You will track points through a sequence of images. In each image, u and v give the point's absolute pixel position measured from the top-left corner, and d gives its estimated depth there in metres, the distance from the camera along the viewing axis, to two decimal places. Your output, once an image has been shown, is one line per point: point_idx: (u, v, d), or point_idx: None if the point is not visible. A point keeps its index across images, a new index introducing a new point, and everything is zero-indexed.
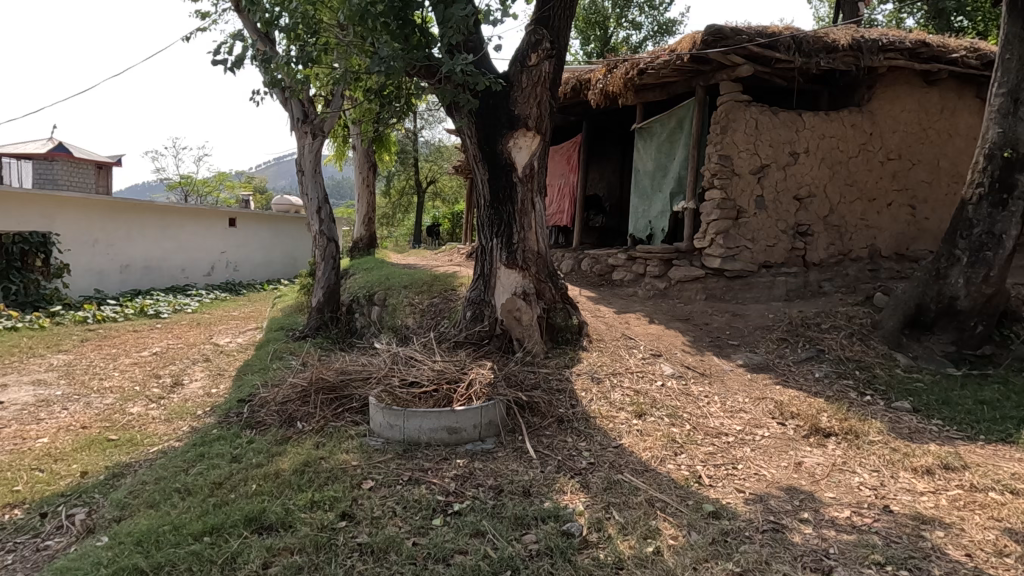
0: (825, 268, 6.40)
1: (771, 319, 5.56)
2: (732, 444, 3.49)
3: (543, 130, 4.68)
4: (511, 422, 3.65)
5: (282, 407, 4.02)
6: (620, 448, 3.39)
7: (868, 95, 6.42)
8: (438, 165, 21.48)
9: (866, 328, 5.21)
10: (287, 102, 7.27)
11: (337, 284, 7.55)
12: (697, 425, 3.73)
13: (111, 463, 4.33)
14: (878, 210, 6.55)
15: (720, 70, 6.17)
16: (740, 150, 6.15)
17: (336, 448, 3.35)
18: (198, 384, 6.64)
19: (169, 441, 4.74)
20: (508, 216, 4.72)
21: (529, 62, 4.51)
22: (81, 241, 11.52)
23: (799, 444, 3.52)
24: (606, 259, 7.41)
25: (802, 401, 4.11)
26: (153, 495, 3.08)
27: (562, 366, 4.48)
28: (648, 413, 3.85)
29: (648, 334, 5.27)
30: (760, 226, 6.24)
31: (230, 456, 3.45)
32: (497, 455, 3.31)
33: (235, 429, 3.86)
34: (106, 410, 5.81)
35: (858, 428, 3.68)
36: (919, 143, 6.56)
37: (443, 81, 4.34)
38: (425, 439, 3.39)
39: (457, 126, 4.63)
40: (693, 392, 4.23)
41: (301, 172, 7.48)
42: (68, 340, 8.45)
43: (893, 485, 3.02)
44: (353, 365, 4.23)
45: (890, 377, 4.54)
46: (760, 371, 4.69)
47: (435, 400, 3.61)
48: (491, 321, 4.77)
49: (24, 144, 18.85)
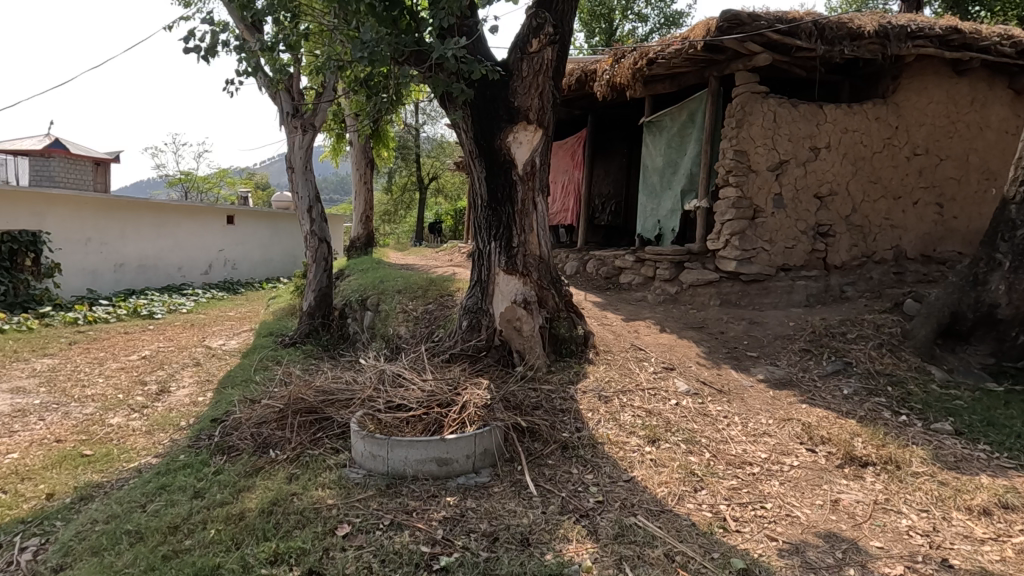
0: (847, 271, 6.00)
1: (792, 327, 5.15)
2: (758, 477, 3.09)
3: (546, 123, 4.27)
4: (508, 450, 3.27)
5: (257, 429, 3.63)
6: (633, 483, 3.00)
7: (893, 87, 5.99)
8: (441, 161, 21.00)
9: (896, 338, 4.81)
10: (275, 95, 6.87)
11: (330, 286, 7.20)
12: (717, 453, 3.33)
13: (80, 484, 3.94)
14: (904, 209, 6.13)
15: (735, 60, 5.78)
16: (758, 145, 5.75)
17: (310, 483, 2.97)
18: (185, 392, 6.25)
19: (145, 458, 4.35)
20: (507, 217, 4.33)
21: (530, 48, 4.10)
22: (72, 239, 11.14)
23: (834, 477, 3.13)
24: (611, 261, 7.02)
25: (832, 423, 3.71)
26: (100, 539, 2.70)
27: (566, 382, 4.09)
28: (662, 438, 3.45)
29: (659, 344, 4.88)
30: (779, 226, 5.83)
31: (193, 490, 3.07)
32: (492, 491, 2.93)
33: (204, 456, 3.48)
34: (85, 421, 5.42)
35: (899, 456, 3.28)
36: (947, 138, 6.12)
37: (435, 69, 3.95)
38: (411, 473, 3.01)
39: (451, 119, 4.23)
40: (711, 413, 3.83)
41: (290, 169, 7.09)
42: (55, 343, 8.08)
43: (948, 531, 2.63)
44: (336, 383, 3.84)
45: (927, 395, 4.12)
46: (783, 387, 4.29)
47: (423, 425, 3.21)
48: (489, 332, 4.37)
49: (20, 140, 18.48)
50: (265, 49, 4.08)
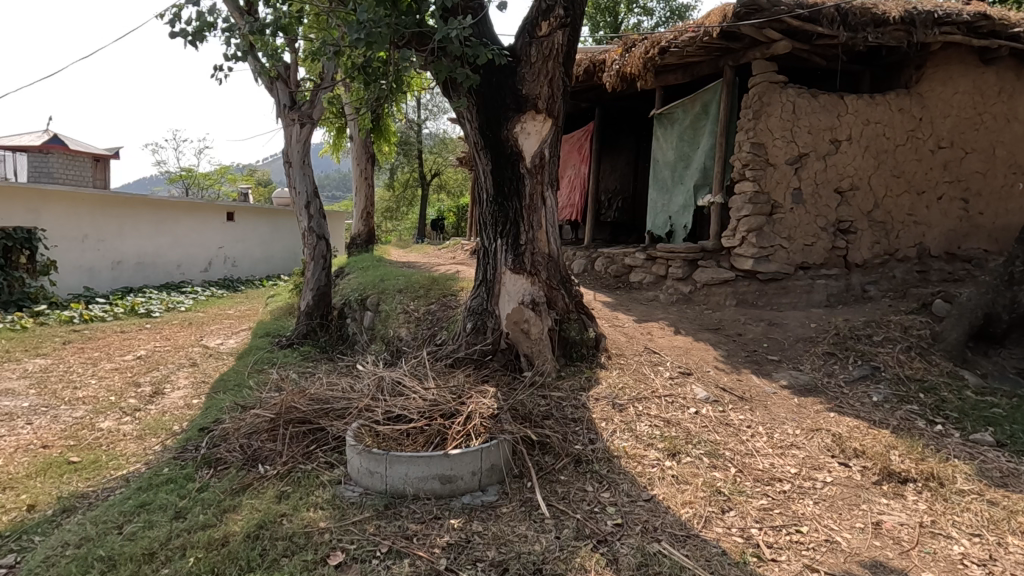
0: (868, 270, 5.73)
1: (813, 329, 4.89)
2: (790, 496, 2.84)
3: (555, 113, 4.01)
4: (517, 465, 3.02)
5: (247, 440, 3.38)
6: (654, 504, 2.74)
7: (917, 76, 5.72)
8: (443, 158, 20.64)
9: (925, 341, 4.54)
10: (272, 85, 6.60)
11: (329, 285, 6.95)
12: (744, 468, 3.07)
13: (64, 495, 3.68)
14: (928, 204, 5.85)
15: (753, 48, 5.54)
16: (776, 137, 5.50)
17: (300, 503, 2.73)
18: (180, 394, 5.99)
19: (134, 466, 4.10)
20: (514, 213, 4.08)
21: (539, 32, 3.85)
22: (67, 236, 10.87)
23: (872, 495, 2.87)
24: (621, 259, 6.78)
25: (864, 434, 3.45)
26: (69, 566, 2.44)
27: (578, 388, 3.84)
28: (683, 451, 3.19)
29: (674, 347, 4.62)
30: (798, 222, 5.58)
31: (174, 510, 2.81)
32: (500, 512, 2.68)
33: (190, 470, 3.23)
34: (74, 426, 5.15)
35: (941, 472, 3.02)
36: (973, 130, 5.83)
37: (437, 54, 3.69)
38: (412, 491, 2.76)
39: (454, 108, 3.97)
40: (733, 422, 3.58)
41: (287, 164, 6.84)
42: (49, 343, 7.83)
43: (1007, 560, 2.38)
44: (331, 391, 3.59)
45: (963, 403, 3.85)
46: (809, 394, 4.02)
47: (425, 437, 2.96)
48: (495, 335, 4.12)
49: (19, 136, 18.22)
50: (254, 31, 3.77)
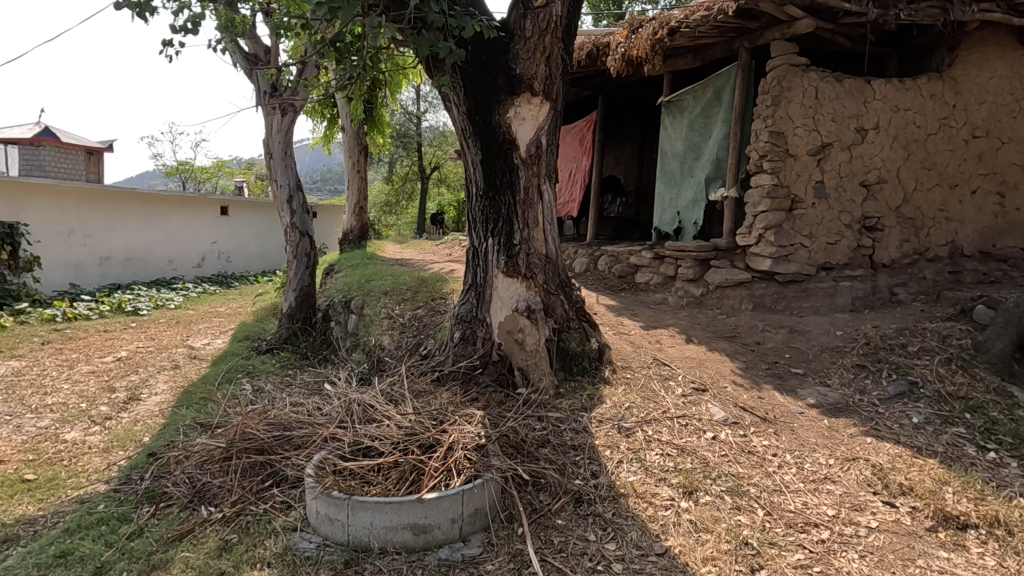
0: (896, 271, 5.26)
1: (840, 338, 4.42)
2: (831, 548, 2.38)
3: (553, 95, 3.53)
4: (504, 506, 2.57)
5: (196, 472, 2.92)
6: (668, 560, 2.29)
7: (949, 59, 5.29)
8: (443, 151, 20.14)
9: (967, 352, 4.07)
10: (251, 72, 6.13)
11: (313, 284, 6.49)
12: (772, 510, 2.61)
13: (9, 521, 3.08)
14: (960, 198, 5.35)
15: (771, 27, 5.05)
16: (796, 125, 5.03)
17: (244, 559, 2.28)
18: (156, 400, 5.48)
19: (94, 486, 3.46)
20: (507, 209, 3.60)
21: (534, 2, 3.36)
22: (52, 231, 10.38)
23: (927, 547, 2.41)
24: (627, 258, 6.34)
25: (909, 466, 2.98)
26: None
27: (578, 408, 3.39)
28: (701, 489, 2.72)
29: (686, 358, 4.16)
30: (819, 219, 5.12)
31: (99, 567, 2.33)
32: (484, 571, 2.23)
33: (132, 508, 2.76)
34: (36, 437, 4.49)
35: (1008, 517, 2.55)
36: (1012, 117, 5.26)
37: (420, 26, 3.19)
38: (378, 544, 2.31)
39: (439, 88, 3.51)
40: (756, 449, 3.11)
41: (267, 155, 6.35)
42: (25, 344, 7.35)
43: None
44: (295, 414, 3.13)
45: (1017, 425, 3.37)
46: (840, 413, 3.56)
47: (397, 475, 2.51)
48: (486, 346, 3.65)
49: (10, 128, 17.66)
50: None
